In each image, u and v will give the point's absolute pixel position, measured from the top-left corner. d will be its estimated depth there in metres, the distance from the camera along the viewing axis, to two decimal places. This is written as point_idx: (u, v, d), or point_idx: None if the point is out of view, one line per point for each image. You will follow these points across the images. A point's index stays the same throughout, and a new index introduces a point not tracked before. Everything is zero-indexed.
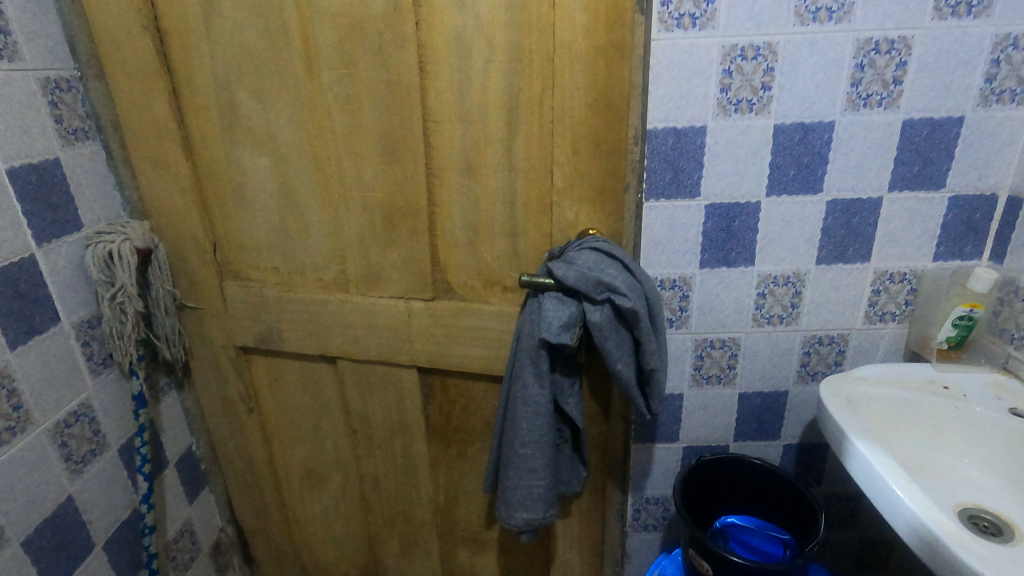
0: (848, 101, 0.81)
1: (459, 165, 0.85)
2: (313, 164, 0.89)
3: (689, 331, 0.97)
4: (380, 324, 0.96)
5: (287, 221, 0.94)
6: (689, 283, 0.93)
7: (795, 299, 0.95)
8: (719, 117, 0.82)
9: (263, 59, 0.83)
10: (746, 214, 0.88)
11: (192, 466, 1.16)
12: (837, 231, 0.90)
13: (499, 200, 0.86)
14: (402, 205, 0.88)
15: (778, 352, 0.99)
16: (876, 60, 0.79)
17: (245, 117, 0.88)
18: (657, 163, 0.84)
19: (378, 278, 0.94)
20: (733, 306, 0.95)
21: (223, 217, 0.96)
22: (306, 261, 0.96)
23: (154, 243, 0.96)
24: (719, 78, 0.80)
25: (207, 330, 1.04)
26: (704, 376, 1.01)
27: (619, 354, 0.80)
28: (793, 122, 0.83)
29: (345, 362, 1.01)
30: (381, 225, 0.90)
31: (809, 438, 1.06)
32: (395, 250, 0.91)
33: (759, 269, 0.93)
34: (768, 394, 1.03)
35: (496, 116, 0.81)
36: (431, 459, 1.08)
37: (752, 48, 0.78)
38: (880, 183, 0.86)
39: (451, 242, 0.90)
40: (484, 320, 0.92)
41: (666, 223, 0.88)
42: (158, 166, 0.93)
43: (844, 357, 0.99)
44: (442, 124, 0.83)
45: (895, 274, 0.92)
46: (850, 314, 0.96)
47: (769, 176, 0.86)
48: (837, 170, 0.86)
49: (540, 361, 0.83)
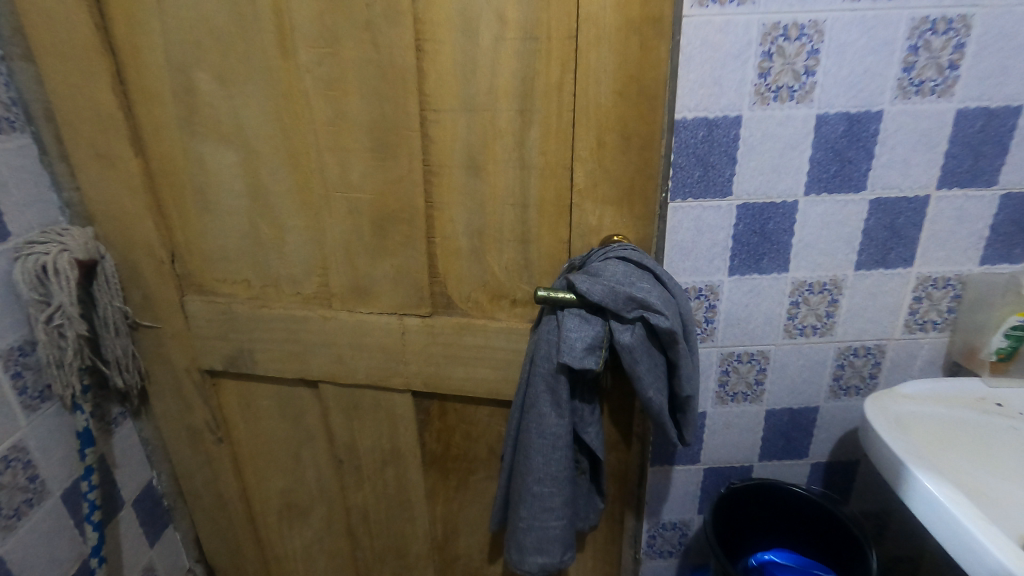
0: (900, 88, 0.75)
1: (463, 161, 0.71)
2: (289, 160, 0.75)
3: (715, 344, 0.90)
4: (370, 343, 0.83)
5: (259, 226, 0.80)
6: (717, 292, 0.86)
7: (830, 308, 0.88)
8: (756, 105, 0.75)
9: (226, 36, 0.70)
10: (782, 214, 0.82)
11: (152, 503, 1.02)
12: (879, 233, 0.83)
13: (510, 202, 0.73)
14: (394, 208, 0.75)
15: (811, 365, 0.92)
16: (931, 41, 0.73)
17: (206, 104, 0.74)
18: (684, 158, 0.78)
19: (367, 291, 0.81)
20: (763, 316, 0.88)
21: (181, 222, 0.82)
22: (283, 273, 0.82)
23: (99, 253, 0.82)
24: (758, 61, 0.73)
25: (165, 351, 0.90)
26: (729, 394, 0.94)
27: (651, 381, 0.69)
28: (838, 112, 0.76)
29: (328, 385, 0.89)
30: (370, 231, 0.77)
31: (838, 455, 0.99)
32: (387, 261, 0.78)
33: (793, 275, 0.86)
34: (797, 410, 0.96)
35: (506, 104, 0.68)
36: (427, 490, 0.96)
37: (796, 26, 0.71)
38: (928, 179, 0.80)
39: (452, 250, 0.77)
40: (490, 340, 0.80)
41: (692, 225, 0.82)
42: (103, 163, 0.78)
43: (880, 369, 0.93)
44: (443, 113, 0.69)
45: (938, 279, 0.86)
46: (889, 323, 0.89)
47: (809, 172, 0.79)
48: (883, 165, 0.79)
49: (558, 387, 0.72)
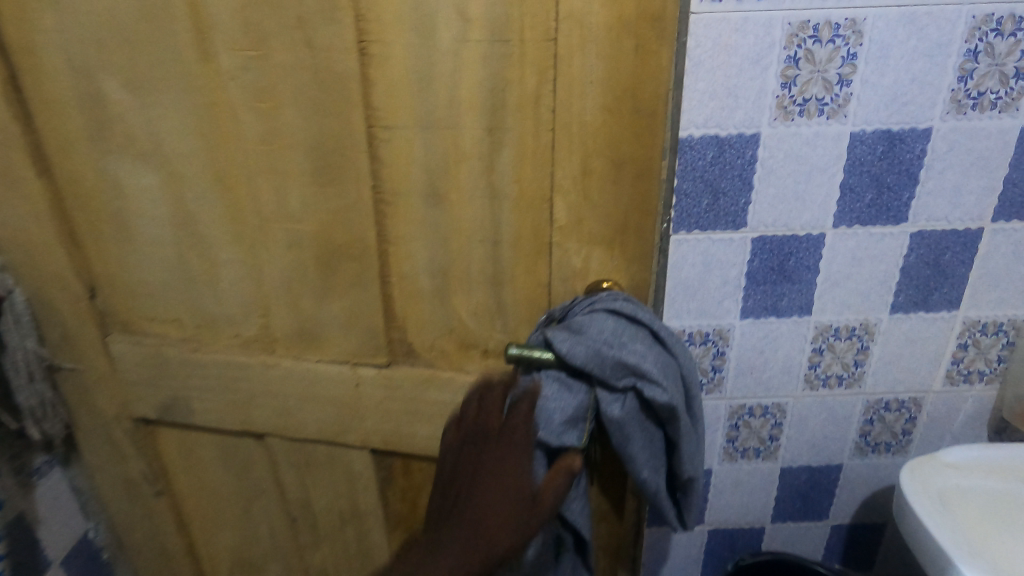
0: (953, 102, 0.62)
1: (422, 189, 0.59)
2: (216, 184, 0.63)
3: (724, 395, 0.78)
4: (320, 395, 0.72)
5: (188, 259, 0.68)
6: (726, 337, 0.74)
7: (860, 356, 0.75)
8: (777, 121, 0.62)
9: (133, 34, 0.57)
10: (805, 249, 0.69)
11: (88, 558, 0.91)
12: (921, 271, 0.70)
13: (478, 238, 0.61)
14: (342, 243, 0.63)
15: (834, 419, 0.80)
16: (995, 44, 0.59)
17: (117, 116, 0.62)
18: (690, 183, 0.65)
19: (314, 336, 0.69)
20: (780, 364, 0.76)
21: (100, 252, 0.70)
22: (218, 313, 0.70)
23: (5, 287, 0.70)
24: (782, 68, 0.60)
25: (91, 396, 0.78)
26: (738, 450, 0.82)
27: (645, 459, 0.58)
28: (877, 130, 0.63)
29: (276, 439, 0.77)
30: (315, 268, 0.65)
31: (863, 518, 0.87)
32: (336, 302, 0.66)
33: (817, 319, 0.73)
34: (817, 468, 0.83)
35: (472, 120, 0.55)
36: (393, 552, 0.85)
37: (829, 26, 0.58)
38: (982, 210, 0.67)
39: (412, 291, 0.65)
40: (457, 395, 0.68)
41: (698, 261, 0.69)
42: (3, 185, 0.67)
43: (915, 425, 0.80)
44: (395, 130, 0.57)
45: (987, 324, 0.74)
46: (928, 373, 0.77)
47: (840, 201, 0.66)
48: (928, 193, 0.66)
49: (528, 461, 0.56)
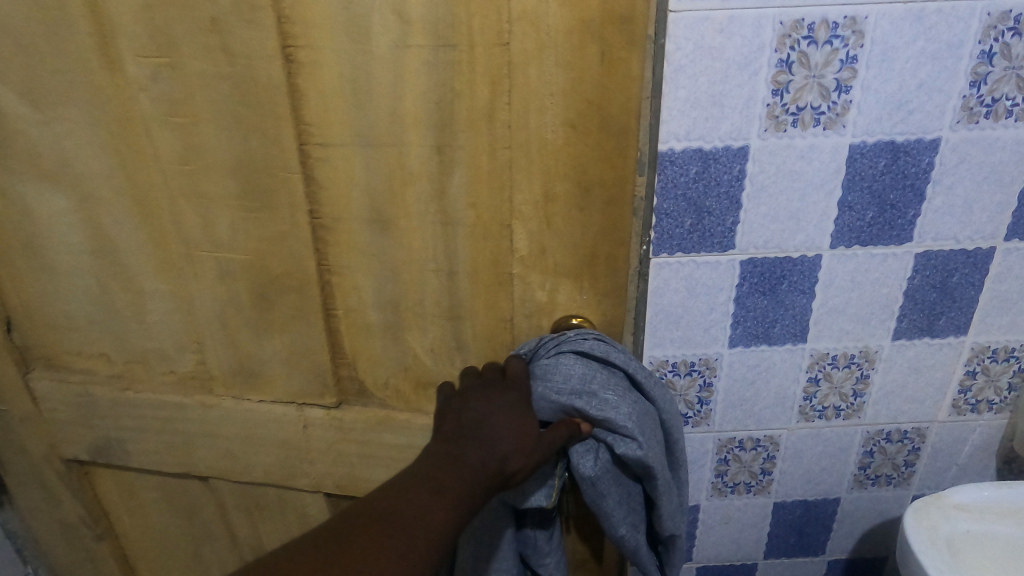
0: (965, 109, 0.55)
1: (366, 214, 0.54)
2: (136, 207, 0.56)
3: (711, 429, 0.71)
4: (265, 437, 0.66)
5: (111, 290, 0.61)
6: (714, 367, 0.67)
7: (859, 385, 0.69)
8: (768, 132, 0.55)
9: (24, 37, 0.50)
10: (800, 271, 0.62)
11: None
12: (927, 294, 0.64)
13: (431, 268, 0.56)
14: (280, 273, 0.57)
15: (831, 452, 0.73)
16: (1012, 45, 0.53)
17: (16, 131, 0.54)
18: (672, 202, 0.58)
19: (256, 374, 0.63)
20: (773, 395, 0.69)
21: (11, 282, 0.63)
22: (149, 348, 0.64)
23: None
24: (773, 73, 0.53)
25: (15, 438, 0.71)
26: (728, 485, 0.75)
27: (622, 516, 0.54)
28: (879, 141, 0.56)
29: (221, 482, 0.71)
30: (251, 301, 0.59)
31: (862, 552, 0.81)
32: (276, 338, 0.60)
33: (813, 347, 0.67)
34: (812, 503, 0.77)
35: (419, 137, 0.50)
36: None
37: (827, 25, 0.51)
38: (994, 228, 0.61)
39: (361, 325, 0.60)
40: (412, 438, 0.63)
41: (682, 286, 0.62)
42: None
43: (918, 456, 0.74)
44: (333, 148, 0.51)
45: (998, 350, 0.67)
46: (933, 403, 0.70)
47: (837, 220, 0.60)
48: (936, 210, 0.59)
49: (507, 459, 0.47)
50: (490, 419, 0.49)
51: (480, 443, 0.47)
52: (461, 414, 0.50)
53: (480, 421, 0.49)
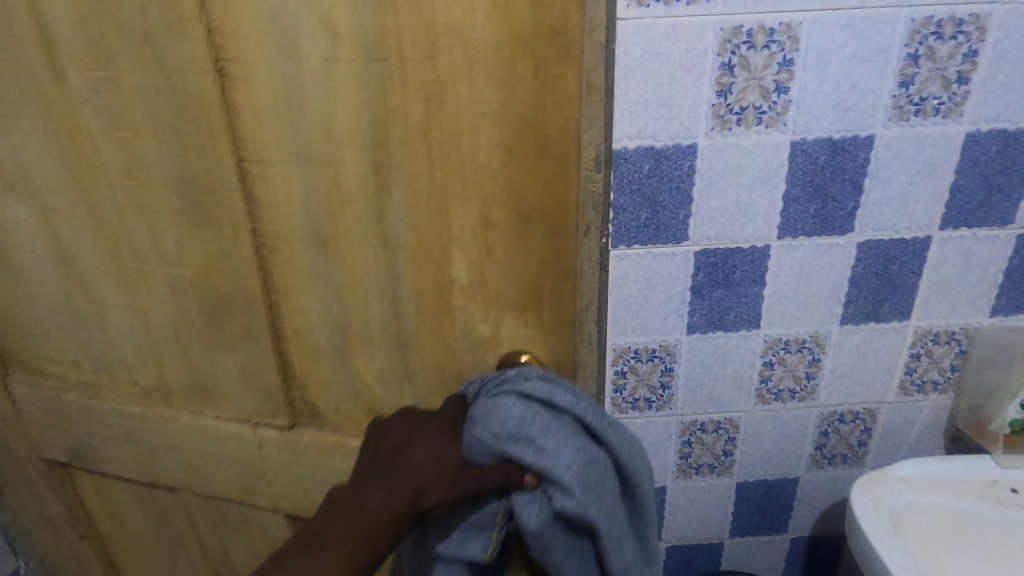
0: (895, 107, 0.59)
1: (310, 238, 0.59)
2: (91, 220, 0.63)
3: (674, 413, 0.75)
4: (222, 454, 0.71)
5: (75, 298, 0.67)
6: (674, 353, 0.71)
7: (811, 369, 0.73)
8: (715, 131, 0.59)
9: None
10: (750, 261, 0.66)
11: None
12: (870, 281, 0.68)
13: (372, 293, 0.61)
14: (226, 291, 0.63)
15: (788, 433, 0.78)
16: (935, 48, 0.57)
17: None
18: (628, 197, 0.62)
19: (210, 392, 0.69)
20: (730, 380, 0.73)
21: None
22: (116, 358, 0.70)
23: None
24: (717, 75, 0.57)
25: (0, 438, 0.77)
26: (693, 466, 0.79)
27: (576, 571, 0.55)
28: (819, 138, 0.60)
29: (188, 494, 0.76)
30: (202, 320, 0.65)
31: (824, 530, 0.85)
32: (228, 355, 0.66)
33: (766, 332, 0.71)
34: (773, 483, 0.81)
35: (354, 156, 0.54)
36: None
37: (763, 31, 0.55)
38: (930, 218, 0.65)
39: (309, 348, 0.65)
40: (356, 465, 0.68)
41: (641, 276, 0.66)
42: None
43: (871, 436, 0.78)
44: (271, 166, 0.56)
45: (940, 333, 0.71)
46: (881, 384, 0.75)
47: (783, 212, 0.64)
48: (874, 202, 0.64)
49: (424, 483, 0.54)
50: (413, 455, 0.55)
51: (398, 472, 0.54)
52: (386, 443, 0.57)
53: (405, 455, 0.55)
